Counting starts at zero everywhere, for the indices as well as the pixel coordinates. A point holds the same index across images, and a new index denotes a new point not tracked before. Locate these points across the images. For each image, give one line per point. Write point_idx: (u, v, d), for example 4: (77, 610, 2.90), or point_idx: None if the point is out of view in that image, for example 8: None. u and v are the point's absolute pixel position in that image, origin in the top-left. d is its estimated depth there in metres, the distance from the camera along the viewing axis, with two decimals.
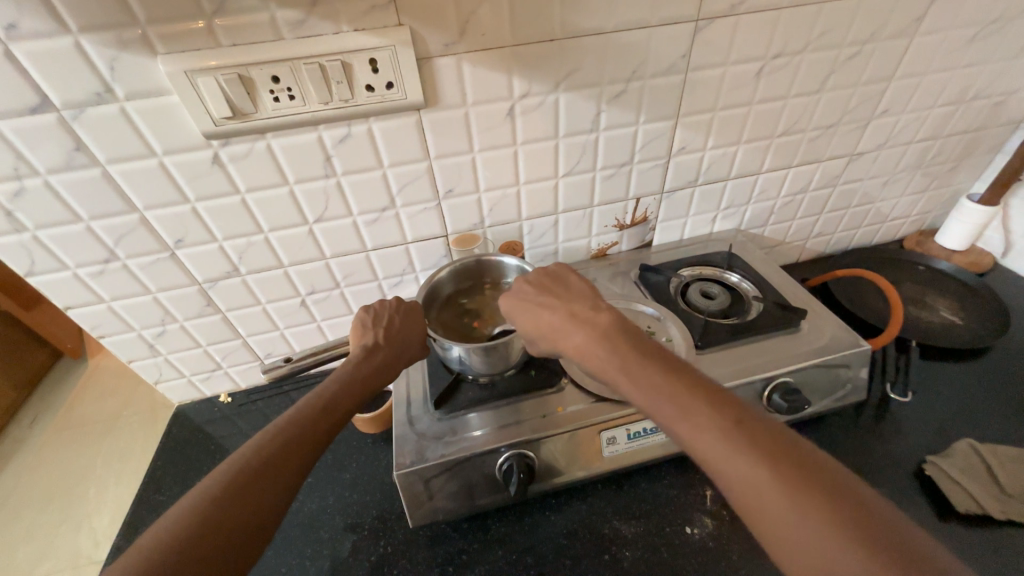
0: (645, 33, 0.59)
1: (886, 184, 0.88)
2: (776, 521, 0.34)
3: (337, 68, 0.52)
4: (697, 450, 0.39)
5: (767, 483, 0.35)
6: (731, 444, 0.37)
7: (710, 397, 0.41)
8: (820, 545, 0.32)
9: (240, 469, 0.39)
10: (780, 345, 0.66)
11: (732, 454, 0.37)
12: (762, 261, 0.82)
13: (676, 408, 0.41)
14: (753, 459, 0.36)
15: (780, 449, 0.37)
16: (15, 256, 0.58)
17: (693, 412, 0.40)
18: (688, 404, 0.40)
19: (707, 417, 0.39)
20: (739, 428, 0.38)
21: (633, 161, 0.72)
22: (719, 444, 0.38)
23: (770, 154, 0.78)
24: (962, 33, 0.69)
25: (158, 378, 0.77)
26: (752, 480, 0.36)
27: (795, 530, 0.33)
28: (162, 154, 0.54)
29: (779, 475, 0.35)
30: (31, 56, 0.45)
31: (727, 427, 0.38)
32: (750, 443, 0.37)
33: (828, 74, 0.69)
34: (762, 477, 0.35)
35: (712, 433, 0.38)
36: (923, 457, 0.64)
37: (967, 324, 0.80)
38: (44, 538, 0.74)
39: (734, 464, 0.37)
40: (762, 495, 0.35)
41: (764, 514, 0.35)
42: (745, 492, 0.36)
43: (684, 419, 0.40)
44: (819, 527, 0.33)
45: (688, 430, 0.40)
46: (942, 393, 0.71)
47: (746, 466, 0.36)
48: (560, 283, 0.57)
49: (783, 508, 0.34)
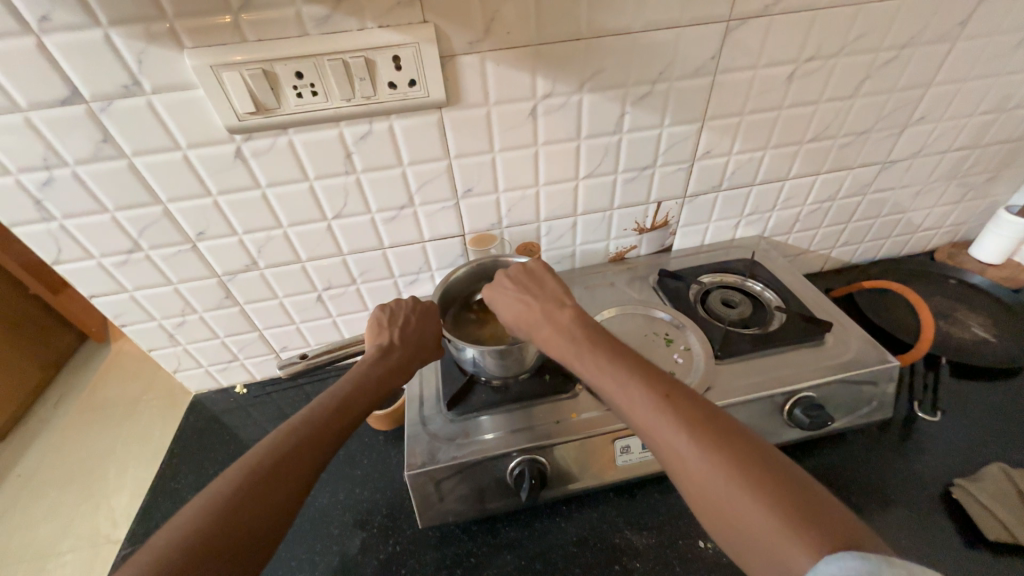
0: (673, 33, 0.58)
1: (919, 194, 0.85)
2: (704, 487, 0.38)
3: (361, 65, 0.51)
4: (639, 428, 0.43)
5: (696, 455, 0.39)
6: (661, 418, 0.41)
7: (652, 380, 0.44)
8: (739, 507, 0.36)
9: (253, 469, 0.39)
10: (803, 358, 0.64)
11: (668, 430, 0.40)
12: (786, 270, 0.80)
13: (622, 390, 0.44)
14: (685, 432, 0.40)
15: (710, 424, 0.40)
16: (43, 244, 0.59)
17: (636, 394, 0.43)
18: (631, 386, 0.44)
19: (648, 398, 0.43)
20: (675, 407, 0.41)
21: (656, 165, 0.71)
22: (657, 423, 0.41)
23: (798, 161, 0.75)
24: (1008, 38, 0.66)
25: (176, 367, 0.78)
26: (683, 453, 0.39)
27: (719, 495, 0.37)
28: (186, 147, 0.55)
29: (707, 447, 0.38)
30: (62, 49, 0.46)
31: (664, 405, 0.42)
32: (684, 419, 0.40)
33: (862, 79, 0.67)
34: (694, 450, 0.39)
35: (651, 411, 0.42)
36: (951, 479, 0.61)
37: (1001, 342, 0.77)
38: (62, 518, 0.76)
39: (664, 436, 0.40)
40: (692, 466, 0.39)
41: (694, 482, 0.38)
42: (679, 464, 0.39)
43: (630, 401, 0.43)
44: (739, 491, 0.36)
45: (633, 410, 0.43)
46: (972, 413, 0.69)
47: (679, 440, 0.39)
48: (535, 276, 0.59)
49: (709, 476, 0.37)
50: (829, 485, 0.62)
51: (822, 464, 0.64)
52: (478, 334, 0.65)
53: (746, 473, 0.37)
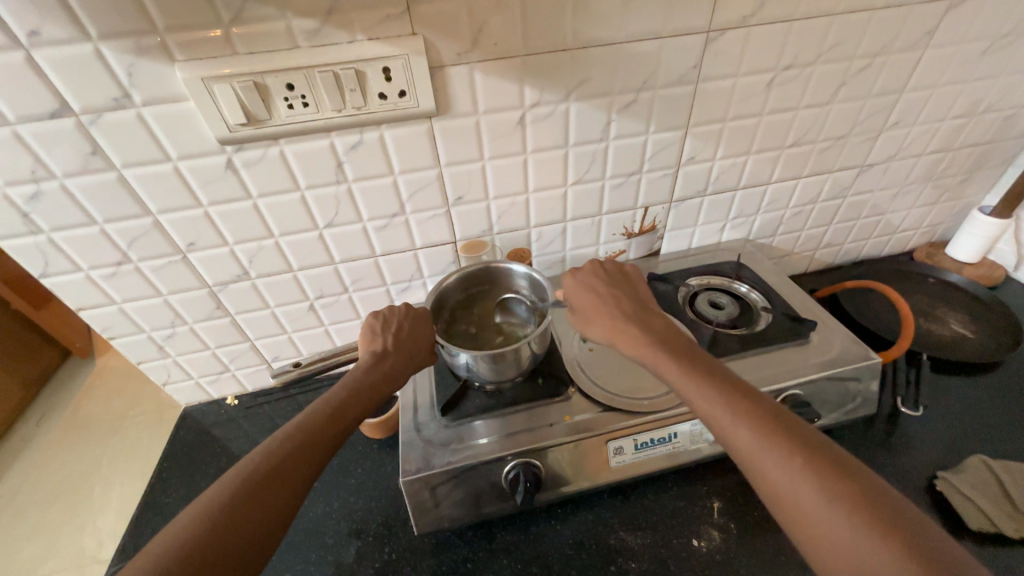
0: (656, 43, 0.59)
1: (897, 195, 0.88)
2: (817, 527, 0.34)
3: (351, 76, 0.52)
4: (738, 454, 0.40)
5: (809, 491, 0.35)
6: (767, 442, 0.38)
7: (754, 403, 0.41)
8: (862, 553, 0.32)
9: (248, 474, 0.39)
10: (789, 357, 0.66)
11: (775, 459, 0.37)
12: (771, 271, 0.82)
13: (720, 411, 0.41)
14: (796, 464, 0.37)
15: (823, 457, 0.37)
16: (30, 257, 0.58)
17: (737, 418, 0.40)
18: (730, 408, 0.41)
19: (751, 423, 0.39)
20: (784, 435, 0.38)
21: (642, 171, 0.72)
22: (763, 446, 0.38)
23: (780, 165, 0.77)
24: (974, 46, 0.69)
25: (166, 379, 0.78)
26: (793, 486, 0.36)
27: (835, 538, 0.33)
28: (176, 158, 0.55)
29: (822, 481, 0.35)
30: (52, 63, 0.46)
31: (770, 431, 0.39)
32: (794, 450, 0.37)
33: (839, 86, 0.69)
34: (806, 483, 0.36)
35: (756, 436, 0.39)
36: (934, 472, 0.63)
37: (979, 338, 0.79)
38: (48, 537, 0.74)
39: (770, 463, 0.37)
40: (803, 500, 0.35)
41: (802, 519, 0.35)
42: (785, 497, 0.36)
43: (728, 423, 0.40)
44: (861, 535, 0.33)
45: (732, 433, 0.40)
46: (953, 407, 0.71)
47: (789, 470, 0.36)
48: (623, 289, 0.58)
49: (824, 514, 0.34)
50: None
51: None
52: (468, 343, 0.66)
53: (868, 516, 0.33)
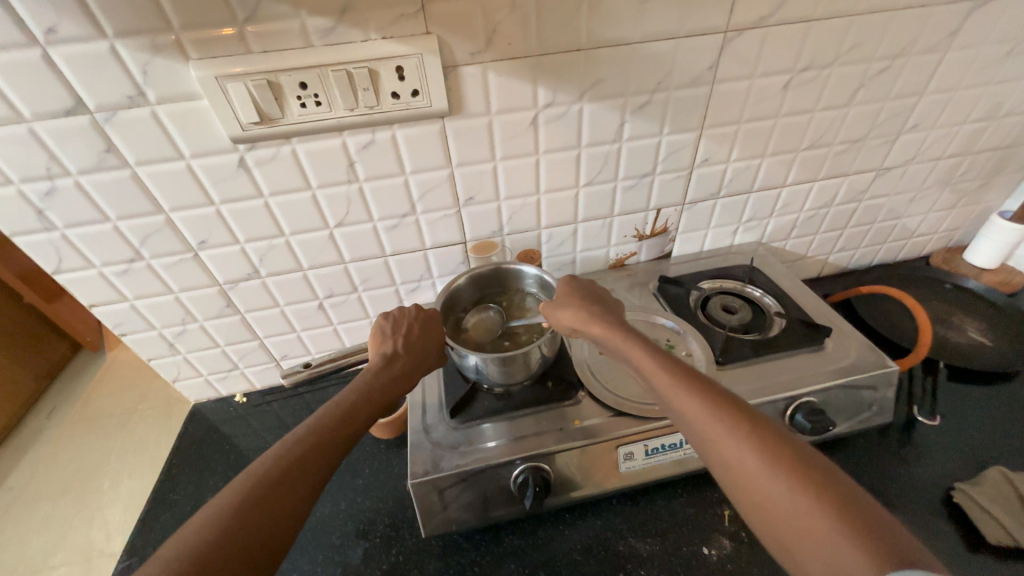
0: (672, 44, 0.58)
1: (914, 200, 0.86)
2: (760, 493, 0.36)
3: (365, 75, 0.52)
4: (690, 429, 0.42)
5: (752, 460, 0.37)
6: (723, 422, 0.40)
7: (706, 383, 0.43)
8: (797, 515, 0.34)
9: (259, 478, 0.39)
10: (803, 364, 0.65)
11: (721, 430, 0.39)
12: (784, 275, 0.81)
13: (674, 390, 0.43)
14: (742, 436, 0.39)
15: (766, 429, 0.39)
16: (44, 254, 0.59)
17: (690, 394, 0.42)
18: (684, 387, 0.43)
19: (702, 400, 0.42)
20: (732, 410, 0.40)
21: (655, 173, 0.71)
22: (719, 426, 0.40)
23: (795, 168, 0.76)
24: (997, 48, 0.68)
25: (176, 376, 0.78)
26: (738, 455, 0.38)
27: (775, 501, 0.35)
28: (190, 157, 0.55)
29: (765, 451, 0.37)
30: (68, 60, 0.46)
31: (720, 407, 0.41)
32: (739, 423, 0.39)
33: (857, 88, 0.68)
34: (750, 452, 0.38)
35: (706, 410, 0.41)
36: (951, 483, 0.62)
37: (997, 346, 0.77)
38: (58, 530, 0.75)
39: (725, 442, 0.39)
40: (746, 467, 0.37)
41: (747, 486, 0.37)
42: (731, 467, 0.38)
43: (681, 400, 0.43)
44: (797, 497, 0.35)
45: (684, 408, 0.42)
46: (971, 416, 0.69)
47: (735, 441, 0.38)
48: (600, 292, 0.61)
49: (765, 479, 0.36)
50: None
51: None
52: (463, 338, 0.65)
53: (805, 481, 0.35)
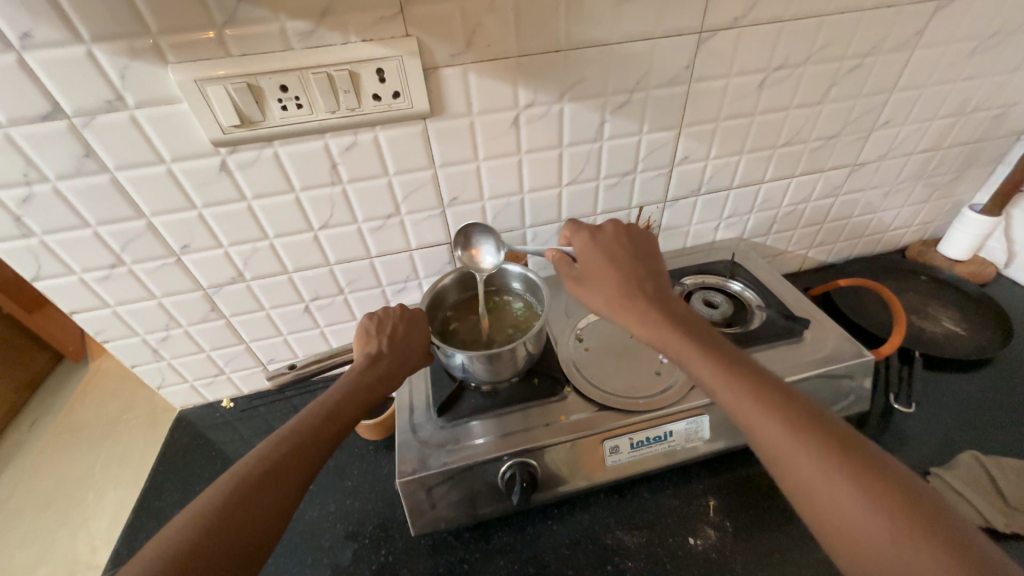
0: (649, 44, 0.60)
1: (889, 194, 0.89)
2: (843, 517, 0.36)
3: (345, 77, 0.52)
4: (761, 444, 0.41)
5: (836, 484, 0.37)
6: (798, 441, 0.39)
7: (777, 397, 0.42)
8: (881, 539, 0.35)
9: (242, 478, 0.39)
10: (783, 355, 0.66)
11: (802, 454, 0.39)
12: (765, 270, 0.83)
13: (745, 406, 0.42)
14: (821, 455, 0.38)
15: (846, 448, 0.39)
16: (23, 261, 0.58)
17: (763, 412, 0.41)
18: (755, 400, 0.42)
19: (774, 417, 0.41)
20: (810, 430, 0.40)
21: (636, 171, 0.73)
22: (792, 444, 0.39)
23: (773, 165, 0.78)
24: (962, 46, 0.70)
25: (160, 382, 0.77)
26: (818, 479, 0.38)
27: (861, 526, 0.36)
28: (170, 161, 0.55)
29: (849, 474, 0.37)
30: (44, 65, 0.46)
31: (796, 426, 0.40)
32: (818, 441, 0.39)
33: (830, 85, 0.70)
34: (833, 477, 0.37)
35: (779, 429, 0.40)
36: (928, 468, 0.63)
37: (970, 335, 0.80)
38: (42, 542, 0.74)
39: (801, 463, 0.39)
40: (828, 490, 0.37)
41: (827, 507, 0.37)
42: (810, 489, 0.38)
43: (754, 417, 0.41)
44: (886, 523, 0.35)
45: (758, 426, 0.41)
46: (945, 403, 0.71)
47: (817, 465, 0.38)
48: (633, 255, 0.57)
49: (851, 504, 0.36)
50: None
51: None
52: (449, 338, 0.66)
53: (894, 506, 0.35)
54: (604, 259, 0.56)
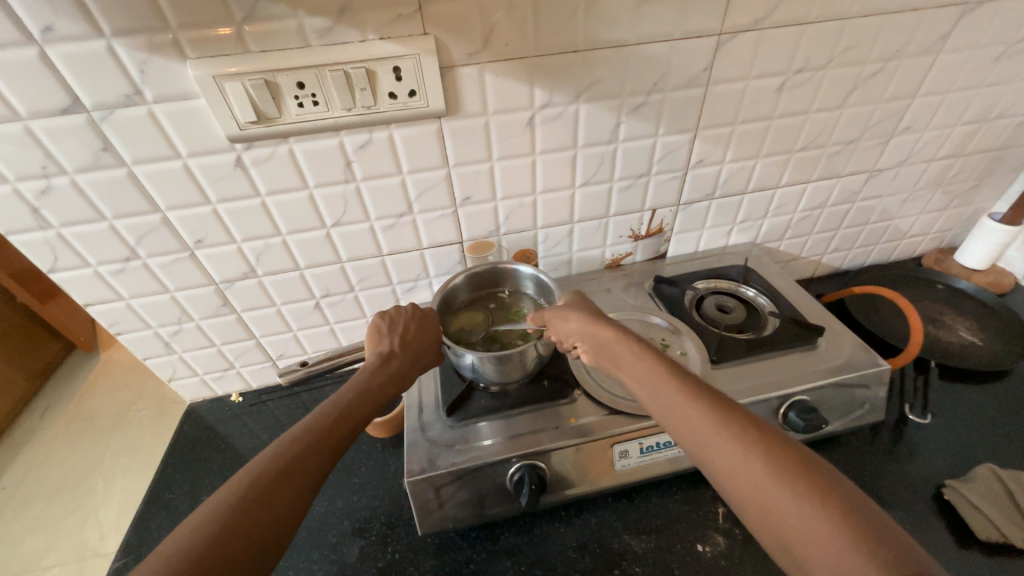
0: (667, 46, 0.59)
1: (906, 201, 0.87)
2: (763, 499, 0.36)
3: (362, 75, 0.52)
4: (685, 435, 0.42)
5: (755, 467, 0.37)
6: (716, 428, 0.40)
7: (703, 391, 0.43)
8: (798, 521, 0.34)
9: (257, 477, 0.39)
10: (796, 362, 0.65)
11: (721, 439, 0.39)
12: (778, 275, 0.82)
13: (671, 397, 0.44)
14: (738, 439, 0.39)
15: (764, 433, 0.39)
16: (39, 252, 0.59)
17: (689, 403, 0.42)
18: (678, 392, 0.43)
19: (694, 406, 0.42)
20: (731, 418, 0.40)
21: (651, 173, 0.72)
22: (711, 431, 0.40)
23: (789, 169, 0.77)
24: (987, 52, 0.69)
25: (171, 375, 0.78)
26: (735, 463, 0.38)
27: (780, 509, 0.35)
28: (186, 156, 0.55)
29: (768, 457, 0.37)
30: (65, 58, 0.46)
31: (718, 415, 0.41)
32: (736, 427, 0.39)
33: (850, 90, 0.69)
34: (751, 460, 0.37)
35: (700, 416, 0.41)
36: (942, 480, 0.62)
37: (988, 346, 0.78)
38: (51, 530, 0.74)
39: (719, 448, 0.39)
40: (744, 473, 0.37)
41: (748, 493, 0.37)
42: (732, 476, 0.38)
43: (678, 409, 0.43)
44: (802, 504, 0.34)
45: (683, 416, 0.42)
46: (961, 414, 0.70)
47: (738, 448, 0.38)
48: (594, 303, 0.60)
49: (768, 485, 0.36)
50: None
51: None
52: (453, 333, 0.66)
53: (810, 487, 0.35)
54: (574, 301, 0.60)
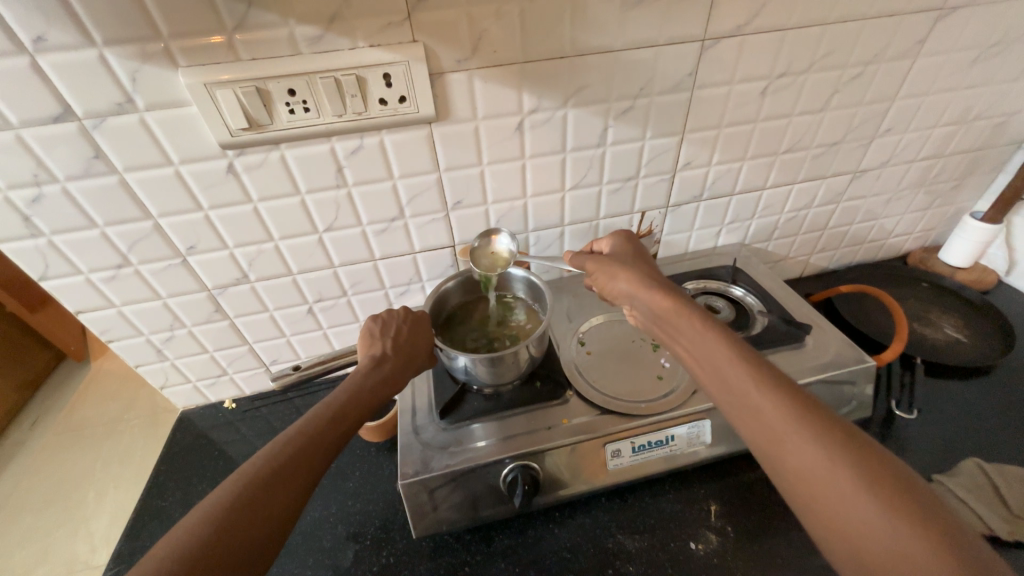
0: (653, 51, 0.60)
1: (890, 201, 0.89)
2: (843, 504, 0.35)
3: (353, 82, 0.53)
4: (756, 426, 0.40)
5: (837, 471, 0.36)
6: (795, 424, 0.38)
7: (783, 385, 0.41)
8: (880, 530, 0.33)
9: (252, 477, 0.40)
10: (784, 361, 0.66)
11: (801, 438, 0.38)
12: (766, 275, 0.83)
13: (743, 386, 0.41)
14: (819, 440, 0.37)
15: (845, 434, 0.37)
16: (30, 260, 0.58)
17: (768, 397, 0.40)
18: (754, 380, 0.41)
19: (772, 399, 0.40)
20: (813, 416, 0.38)
21: (639, 176, 0.73)
22: (789, 427, 0.38)
23: (775, 170, 0.78)
24: (964, 55, 0.71)
25: (164, 383, 0.78)
26: (815, 464, 0.36)
27: (859, 516, 0.34)
28: (178, 163, 0.55)
29: (853, 463, 0.36)
30: (57, 67, 0.47)
31: (800, 413, 0.39)
32: (817, 427, 0.38)
33: (832, 94, 0.70)
34: (834, 464, 0.36)
35: (777, 411, 0.39)
36: (929, 475, 0.63)
37: (972, 342, 0.80)
38: (42, 542, 0.74)
39: (796, 445, 0.38)
40: (823, 475, 0.36)
41: (823, 494, 0.36)
42: (806, 475, 0.37)
43: (753, 400, 0.40)
44: (888, 514, 0.33)
45: (759, 410, 0.40)
46: (946, 410, 0.72)
47: (819, 449, 0.37)
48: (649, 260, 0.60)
49: (849, 491, 0.35)
50: None
51: None
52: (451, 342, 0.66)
53: (895, 497, 0.34)
54: (626, 257, 0.60)
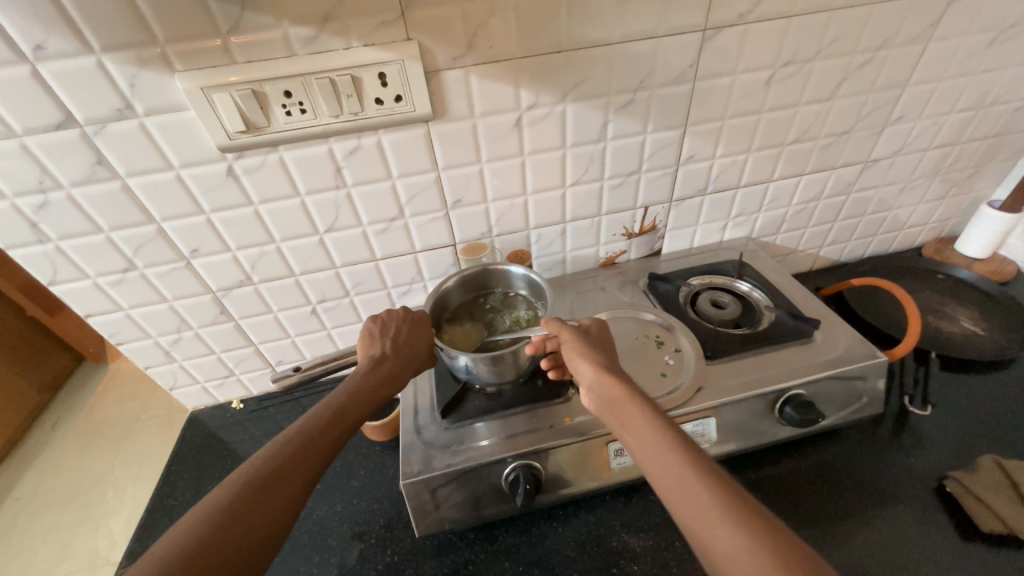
0: (653, 43, 0.59)
1: (903, 191, 0.86)
2: None
3: (348, 82, 0.53)
4: (681, 510, 0.39)
5: (759, 563, 0.34)
6: (711, 507, 0.37)
7: (709, 470, 0.40)
8: None
9: (250, 478, 0.40)
10: (791, 356, 0.65)
11: (722, 526, 0.36)
12: (774, 269, 0.81)
13: (668, 466, 0.41)
14: (735, 524, 0.36)
15: (763, 521, 0.36)
16: (39, 265, 0.60)
17: (693, 482, 0.39)
18: (678, 461, 0.41)
19: (693, 481, 0.39)
20: (739, 504, 0.37)
21: (642, 170, 0.72)
22: (707, 509, 0.37)
23: (782, 162, 0.77)
24: (979, 39, 0.68)
25: (173, 384, 0.79)
26: (733, 550, 0.35)
27: None
28: (178, 166, 0.56)
29: (778, 558, 0.34)
30: (57, 76, 0.47)
31: (722, 498, 0.38)
32: (734, 510, 0.37)
33: (840, 81, 0.68)
34: (756, 554, 0.34)
35: (695, 492, 0.38)
36: (945, 473, 0.62)
37: (990, 335, 0.77)
38: (61, 540, 0.76)
39: (713, 531, 0.36)
40: (738, 561, 0.34)
41: None
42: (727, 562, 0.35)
43: (682, 488, 0.39)
44: None
45: (683, 493, 0.39)
46: (963, 405, 0.69)
47: (744, 537, 0.35)
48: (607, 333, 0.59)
49: None
50: (822, 480, 0.63)
51: (814, 461, 0.65)
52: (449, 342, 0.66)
53: None
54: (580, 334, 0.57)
